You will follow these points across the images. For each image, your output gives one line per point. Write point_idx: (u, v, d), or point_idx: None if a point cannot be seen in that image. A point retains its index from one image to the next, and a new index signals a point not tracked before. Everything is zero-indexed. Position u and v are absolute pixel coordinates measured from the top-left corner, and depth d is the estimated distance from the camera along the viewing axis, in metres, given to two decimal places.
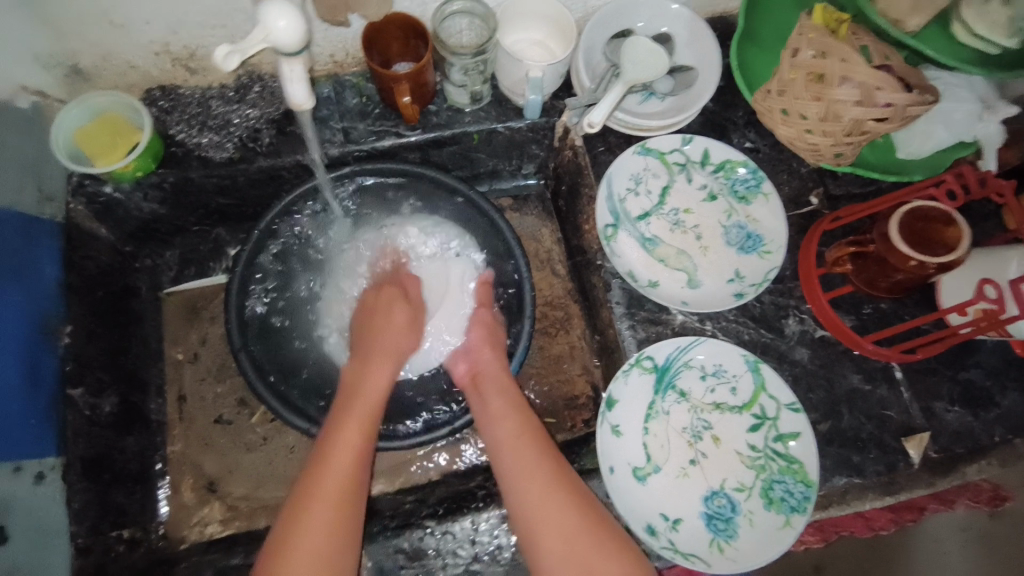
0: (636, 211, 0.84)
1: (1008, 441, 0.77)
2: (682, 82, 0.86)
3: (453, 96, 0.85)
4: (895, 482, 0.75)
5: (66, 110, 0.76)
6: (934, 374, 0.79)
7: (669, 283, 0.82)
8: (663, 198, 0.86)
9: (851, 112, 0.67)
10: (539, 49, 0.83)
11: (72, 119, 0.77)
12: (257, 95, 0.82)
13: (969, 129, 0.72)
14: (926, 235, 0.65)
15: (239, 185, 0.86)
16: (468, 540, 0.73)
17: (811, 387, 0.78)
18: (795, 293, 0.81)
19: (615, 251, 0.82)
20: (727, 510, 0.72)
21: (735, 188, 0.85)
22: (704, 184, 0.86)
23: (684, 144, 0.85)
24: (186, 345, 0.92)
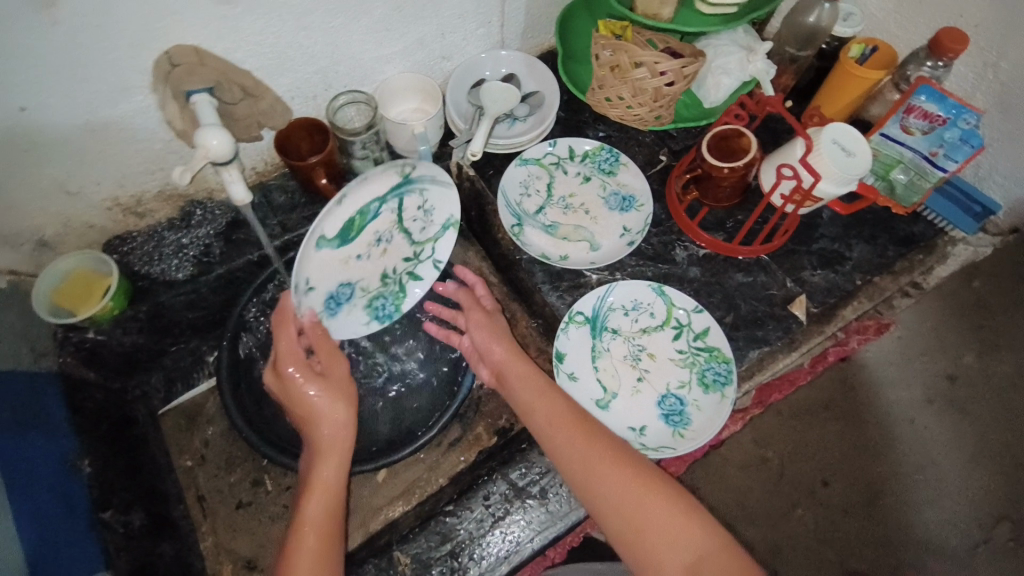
0: (533, 208, 1.04)
1: (867, 281, 0.98)
2: (534, 105, 1.10)
3: (362, 169, 1.03)
4: (796, 339, 0.94)
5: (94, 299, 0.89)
6: (795, 253, 1.00)
7: (575, 251, 1.01)
8: (551, 192, 1.06)
9: (649, 84, 0.90)
10: (418, 114, 1.04)
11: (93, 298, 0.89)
12: (200, 217, 0.97)
13: (743, 71, 0.98)
14: (728, 149, 0.89)
15: (204, 297, 1.01)
16: (487, 510, 0.84)
17: (710, 292, 0.97)
18: (674, 229, 1.02)
19: (526, 243, 1.01)
20: (675, 403, 0.89)
21: (601, 166, 1.06)
22: (576, 172, 1.07)
23: (551, 147, 1.07)
24: (191, 450, 1.02)
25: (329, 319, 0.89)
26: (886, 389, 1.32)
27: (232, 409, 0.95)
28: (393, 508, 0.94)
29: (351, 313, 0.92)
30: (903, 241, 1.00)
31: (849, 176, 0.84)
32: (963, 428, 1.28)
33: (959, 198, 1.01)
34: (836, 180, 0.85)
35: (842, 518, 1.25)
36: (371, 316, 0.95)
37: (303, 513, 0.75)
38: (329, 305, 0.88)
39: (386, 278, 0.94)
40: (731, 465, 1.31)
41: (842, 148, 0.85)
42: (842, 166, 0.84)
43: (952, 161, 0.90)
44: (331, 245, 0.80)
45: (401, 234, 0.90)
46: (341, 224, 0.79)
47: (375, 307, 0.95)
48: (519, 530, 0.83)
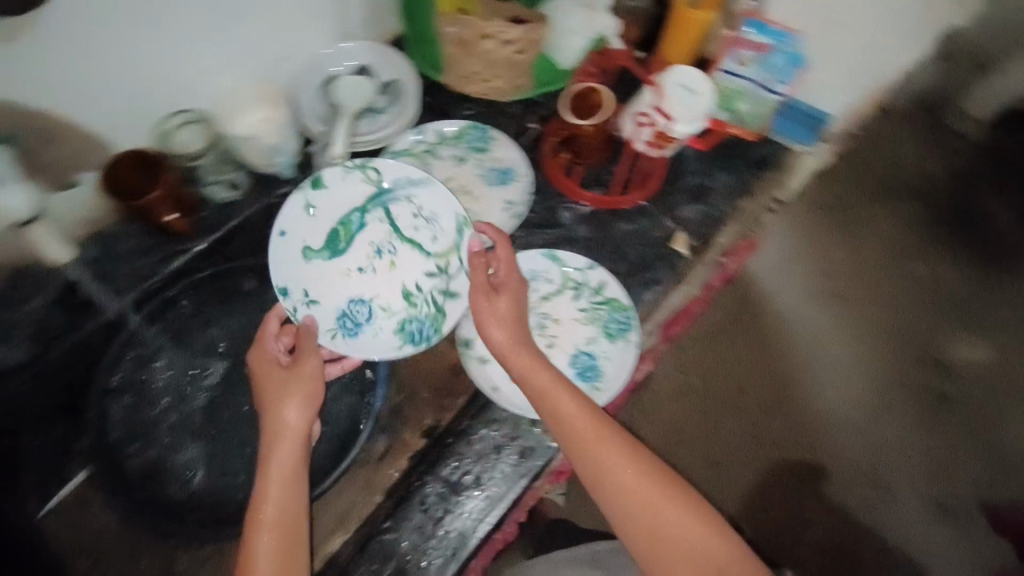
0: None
1: (735, 206, 1.06)
2: (394, 94, 1.04)
3: (215, 194, 0.96)
4: (683, 274, 1.00)
5: None
6: (668, 194, 1.05)
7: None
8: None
9: (500, 53, 0.89)
10: (264, 122, 0.93)
11: None
12: (31, 284, 0.82)
13: (590, 26, 0.98)
14: (586, 106, 0.91)
15: (55, 376, 0.88)
16: (426, 514, 0.88)
17: (600, 246, 1.00)
18: (555, 193, 1.03)
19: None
20: (587, 361, 0.91)
21: (474, 143, 1.04)
22: (450, 154, 1.04)
23: (419, 134, 1.03)
24: (88, 548, 0.90)
25: (351, 342, 0.88)
26: (775, 296, 1.47)
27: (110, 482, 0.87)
28: (332, 541, 0.89)
29: (395, 335, 0.89)
30: (758, 163, 1.08)
31: (697, 114, 0.90)
32: (840, 313, 1.46)
33: (797, 114, 1.10)
34: (687, 120, 0.90)
35: (762, 418, 1.39)
36: (405, 339, 0.89)
37: (255, 532, 0.67)
38: (377, 309, 0.90)
39: (411, 301, 0.91)
40: (663, 397, 1.39)
41: (687, 88, 0.90)
42: (689, 106, 0.90)
43: (781, 82, 1.02)
44: (323, 255, 0.89)
45: (404, 245, 0.91)
46: (324, 236, 0.89)
47: (410, 332, 0.90)
48: (459, 522, 0.88)
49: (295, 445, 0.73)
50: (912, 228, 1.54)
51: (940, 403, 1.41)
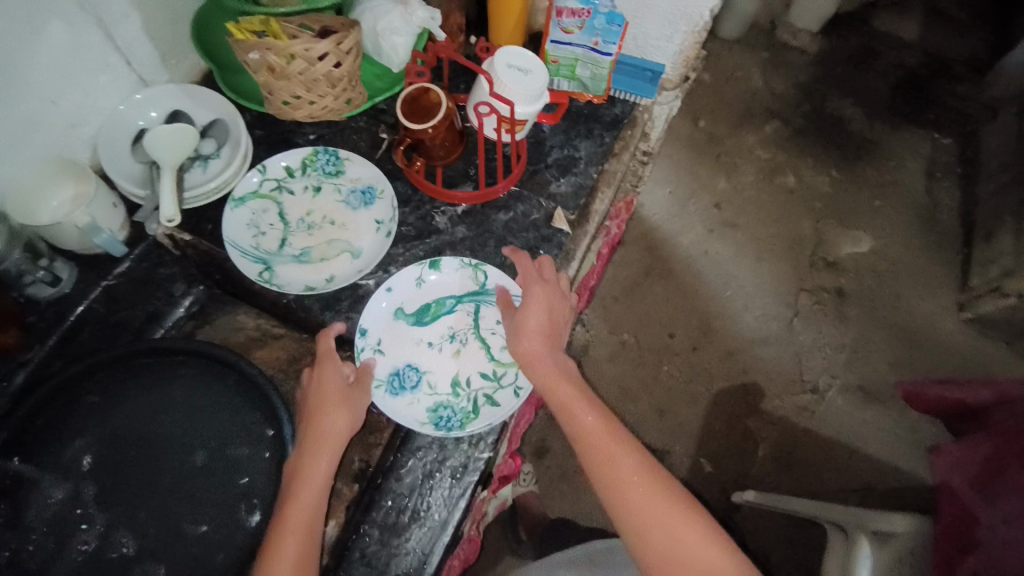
0: (274, 244, 0.93)
1: (603, 170, 1.07)
2: (219, 135, 0.95)
3: (34, 293, 0.84)
4: (570, 249, 1.00)
5: None
6: (537, 173, 1.04)
7: (337, 267, 0.93)
8: (286, 219, 0.95)
9: (315, 73, 0.83)
10: (72, 199, 0.81)
11: None
12: None
13: (409, 24, 0.94)
14: (422, 107, 0.87)
15: None
16: (370, 565, 0.80)
17: (482, 243, 0.97)
18: (424, 200, 0.99)
19: (283, 283, 0.90)
20: (513, 375, 0.85)
21: (325, 169, 0.97)
22: (304, 186, 0.97)
23: (264, 173, 0.95)
24: None
25: (389, 400, 0.83)
26: (678, 237, 1.54)
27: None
28: None
29: (424, 349, 0.88)
30: (612, 124, 1.10)
31: (534, 93, 0.88)
32: (738, 239, 1.55)
33: (634, 71, 1.14)
34: (527, 101, 0.89)
35: (694, 354, 1.44)
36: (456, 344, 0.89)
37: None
38: (372, 355, 0.86)
39: (403, 377, 0.86)
40: (602, 359, 1.43)
41: (517, 69, 0.88)
42: (524, 85, 0.88)
43: (610, 45, 1.00)
44: (409, 321, 0.89)
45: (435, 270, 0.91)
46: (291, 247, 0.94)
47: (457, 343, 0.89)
48: (406, 562, 0.80)
49: (326, 461, 0.73)
50: (778, 147, 1.65)
51: (842, 299, 1.51)
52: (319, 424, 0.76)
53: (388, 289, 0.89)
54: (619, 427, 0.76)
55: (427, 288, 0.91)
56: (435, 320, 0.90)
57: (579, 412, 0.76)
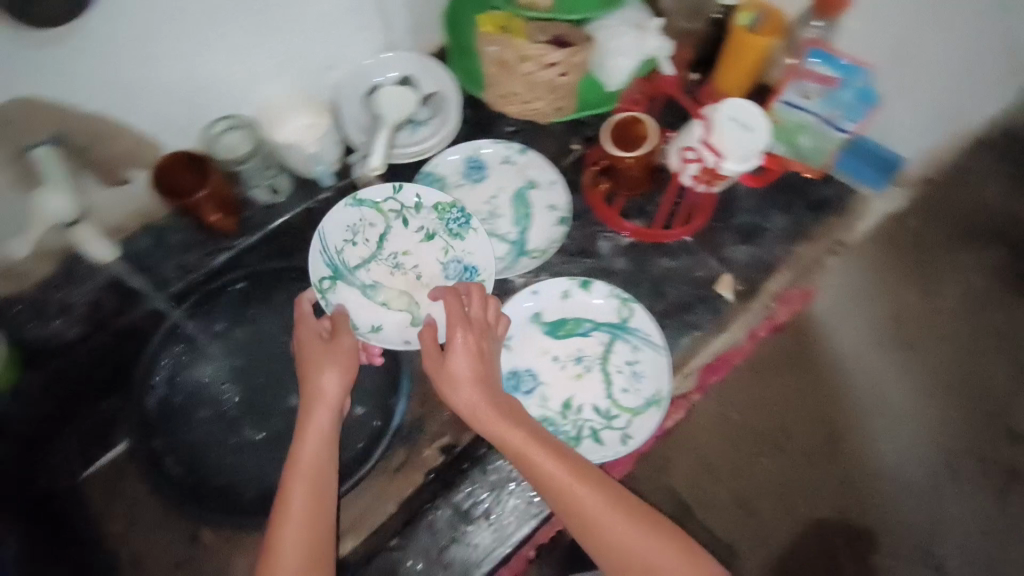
0: (355, 261, 0.93)
1: (789, 249, 0.98)
2: (435, 106, 1.04)
3: (257, 197, 0.98)
4: (725, 319, 0.94)
5: None
6: (715, 231, 0.99)
7: (391, 325, 0.91)
8: (382, 244, 0.95)
9: (541, 77, 0.86)
10: (311, 130, 0.94)
11: None
12: (85, 269, 0.88)
13: (641, 48, 0.92)
14: (629, 136, 0.85)
15: (105, 352, 0.93)
16: (432, 536, 0.83)
17: (637, 281, 0.96)
18: (594, 220, 1.00)
19: (334, 301, 0.90)
20: (625, 421, 0.85)
21: (450, 227, 0.95)
22: (418, 226, 0.95)
23: (395, 191, 0.95)
24: (117, 514, 0.92)
25: None
26: (841, 337, 1.29)
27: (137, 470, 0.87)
28: None
29: (548, 360, 0.89)
30: (816, 206, 1.01)
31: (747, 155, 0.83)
32: (910, 363, 1.28)
33: (865, 156, 1.03)
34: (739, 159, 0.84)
35: (808, 467, 1.23)
36: (579, 364, 0.89)
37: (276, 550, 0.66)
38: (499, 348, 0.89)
39: (521, 376, 0.88)
40: None
41: (738, 125, 0.83)
42: (739, 144, 0.83)
43: (850, 120, 0.92)
44: (543, 329, 0.91)
45: (582, 288, 0.91)
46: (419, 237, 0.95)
47: (579, 359, 0.90)
48: (465, 549, 0.82)
49: (309, 525, 0.68)
50: (995, 280, 1.32)
51: None
52: (319, 489, 0.71)
53: (533, 292, 0.91)
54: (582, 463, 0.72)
55: (568, 304, 0.92)
56: (567, 336, 0.91)
57: (537, 459, 0.71)
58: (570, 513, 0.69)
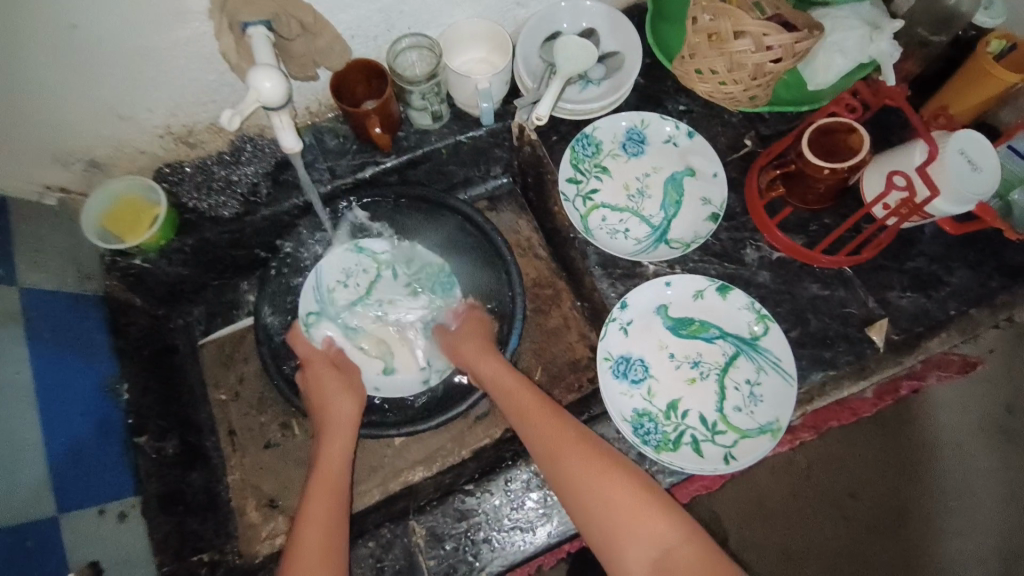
0: (343, 302, 1.01)
1: (964, 312, 0.87)
2: (611, 67, 0.98)
3: (417, 120, 0.97)
4: (868, 366, 0.85)
5: (95, 200, 0.89)
6: (883, 270, 0.89)
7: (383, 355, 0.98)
8: (368, 291, 1.02)
9: (751, 59, 0.78)
10: (483, 65, 0.95)
11: (103, 202, 0.90)
12: (250, 153, 0.94)
13: (862, 51, 0.82)
14: (832, 145, 0.78)
15: (248, 236, 0.98)
16: (506, 493, 0.80)
17: (779, 301, 0.88)
18: (748, 226, 0.92)
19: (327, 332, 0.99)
20: (730, 440, 0.79)
21: (433, 287, 1.02)
22: (406, 281, 1.03)
23: (394, 246, 1.03)
24: (227, 385, 1.03)
25: (611, 381, 0.83)
26: (947, 421, 1.17)
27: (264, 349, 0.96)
28: (415, 472, 0.94)
29: (663, 356, 0.85)
30: (1009, 272, 0.89)
31: (970, 195, 0.73)
32: (1009, 460, 1.15)
33: None
34: (956, 197, 0.74)
35: (866, 535, 1.14)
36: (694, 369, 0.84)
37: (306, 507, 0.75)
38: (618, 330, 0.85)
39: (631, 362, 0.84)
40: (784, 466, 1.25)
41: (968, 160, 0.73)
42: (966, 181, 0.73)
43: None
44: (666, 324, 0.86)
45: (719, 290, 0.85)
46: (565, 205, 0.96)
47: (694, 363, 0.85)
48: (539, 521, 0.78)
49: (333, 497, 0.77)
50: None
51: None
52: (331, 487, 0.78)
53: (667, 283, 0.86)
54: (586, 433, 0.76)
55: (699, 304, 0.86)
56: (690, 337, 0.86)
57: (536, 422, 0.78)
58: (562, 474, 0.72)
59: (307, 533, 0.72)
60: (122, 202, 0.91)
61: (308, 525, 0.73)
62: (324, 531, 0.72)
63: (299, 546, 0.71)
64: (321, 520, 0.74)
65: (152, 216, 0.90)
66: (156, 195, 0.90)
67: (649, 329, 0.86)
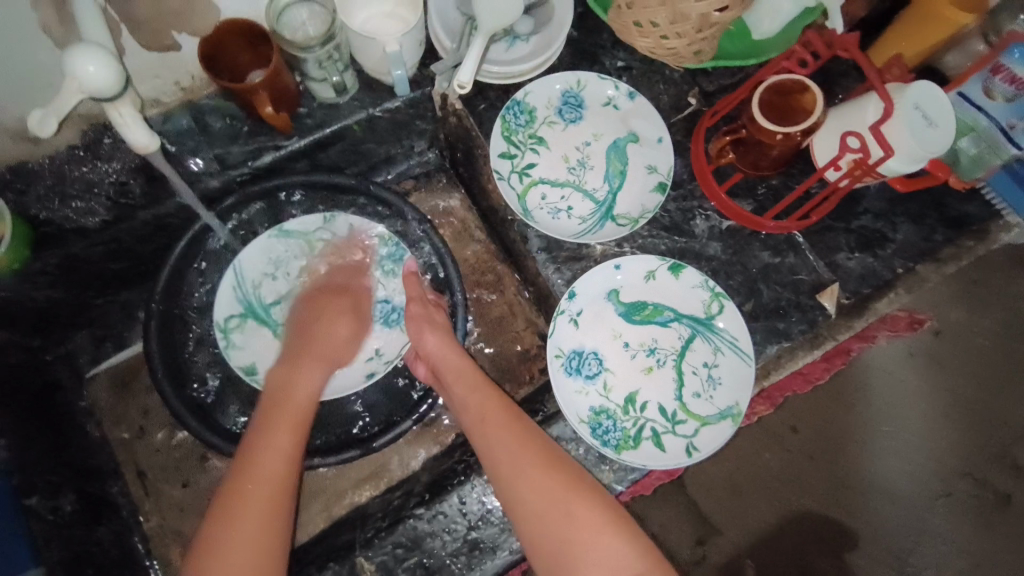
0: (272, 298, 0.85)
1: (909, 269, 0.85)
2: (541, 18, 0.86)
3: (318, 92, 0.82)
4: (821, 334, 0.82)
5: None
6: (831, 231, 0.86)
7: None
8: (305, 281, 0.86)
9: (695, 9, 0.69)
10: (394, 23, 0.78)
11: None
12: (110, 146, 0.75)
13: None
14: (786, 107, 0.72)
15: (127, 245, 0.84)
16: (459, 512, 0.74)
17: (730, 274, 0.83)
18: (696, 193, 0.85)
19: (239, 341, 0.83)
20: (691, 429, 0.76)
21: (383, 262, 0.87)
22: (351, 262, 0.88)
23: (327, 225, 0.86)
24: (128, 421, 0.90)
25: (564, 378, 0.78)
26: (900, 375, 1.17)
27: (165, 388, 0.79)
28: (359, 493, 0.87)
29: (617, 346, 0.80)
30: (953, 223, 0.87)
31: (922, 151, 0.69)
32: (937, 383, 1.16)
33: None
34: (908, 156, 0.70)
35: (807, 463, 1.14)
36: (651, 357, 0.80)
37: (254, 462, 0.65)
38: (567, 323, 0.79)
39: (589, 355, 0.79)
40: None
41: (924, 115, 0.69)
42: (920, 139, 0.69)
43: None
44: (619, 310, 0.81)
45: (670, 270, 0.80)
46: (503, 177, 0.84)
47: (650, 349, 0.80)
48: (500, 539, 0.73)
49: (294, 425, 0.70)
50: None
51: None
52: (298, 416, 0.71)
53: (616, 266, 0.80)
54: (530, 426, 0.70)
55: (651, 287, 0.80)
56: (643, 322, 0.80)
57: (478, 411, 0.72)
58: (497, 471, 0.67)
59: (254, 492, 0.64)
60: None
61: (272, 455, 0.66)
62: (281, 471, 0.66)
63: (269, 422, 0.70)
64: (280, 454, 0.67)
65: None
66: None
67: (601, 317, 0.80)
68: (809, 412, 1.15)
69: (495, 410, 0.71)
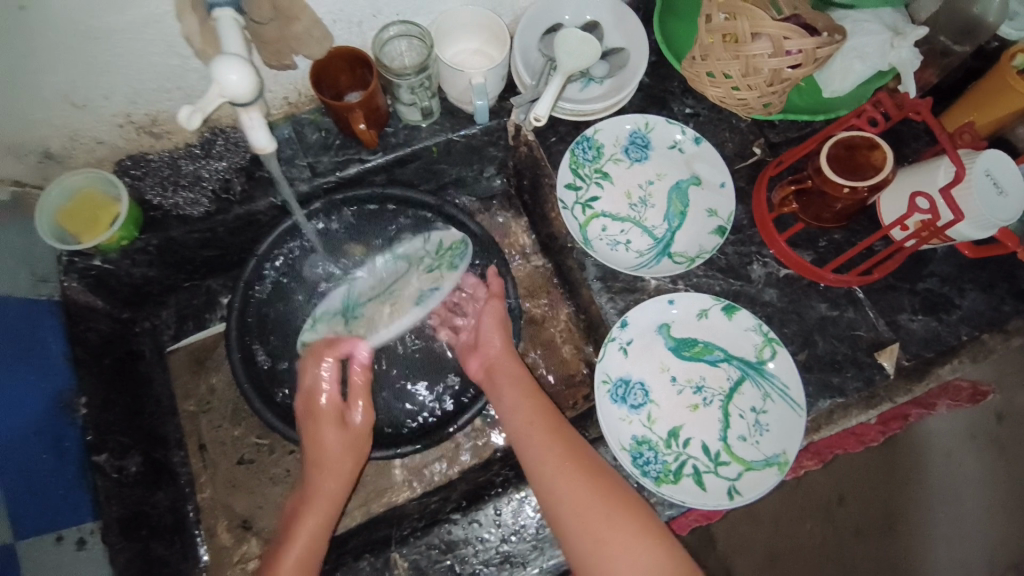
0: (361, 293, 0.92)
1: (976, 337, 0.83)
2: (616, 64, 0.91)
3: (406, 115, 0.90)
4: (877, 394, 0.81)
5: (46, 192, 0.80)
6: (893, 290, 0.84)
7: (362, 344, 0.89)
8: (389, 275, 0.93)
9: (769, 64, 0.72)
10: (480, 58, 0.87)
11: (56, 193, 0.81)
12: (222, 147, 0.86)
13: (882, 58, 0.77)
14: (854, 162, 0.73)
15: (220, 236, 0.90)
16: (494, 522, 0.75)
17: (785, 321, 0.83)
18: (755, 240, 0.86)
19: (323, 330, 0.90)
20: (734, 472, 0.75)
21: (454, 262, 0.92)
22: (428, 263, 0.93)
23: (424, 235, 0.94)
24: (196, 396, 0.97)
25: (610, 405, 0.79)
26: (958, 453, 1.10)
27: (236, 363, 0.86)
28: (398, 493, 0.90)
29: (664, 380, 0.81)
30: None
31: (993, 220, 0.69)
32: (1000, 470, 1.09)
33: None
34: (979, 223, 0.70)
35: (851, 537, 1.08)
36: (699, 396, 0.80)
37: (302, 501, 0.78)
38: (617, 350, 0.81)
39: (637, 385, 0.80)
40: None
41: (995, 183, 0.69)
42: (991, 207, 0.69)
43: None
44: (669, 344, 0.82)
45: (725, 311, 0.80)
46: (567, 207, 0.88)
47: (699, 387, 0.80)
48: (531, 556, 0.74)
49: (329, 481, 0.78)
50: None
51: None
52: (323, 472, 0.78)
53: (670, 300, 0.81)
54: (575, 440, 0.72)
55: (703, 324, 0.81)
56: (692, 359, 0.81)
57: (527, 420, 0.74)
58: (544, 483, 0.69)
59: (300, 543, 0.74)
60: (77, 194, 0.82)
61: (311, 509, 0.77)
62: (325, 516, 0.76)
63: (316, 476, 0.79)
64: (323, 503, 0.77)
65: (113, 214, 0.81)
66: (119, 191, 0.82)
67: (652, 348, 0.81)
68: (855, 478, 1.10)
69: (543, 420, 0.74)
